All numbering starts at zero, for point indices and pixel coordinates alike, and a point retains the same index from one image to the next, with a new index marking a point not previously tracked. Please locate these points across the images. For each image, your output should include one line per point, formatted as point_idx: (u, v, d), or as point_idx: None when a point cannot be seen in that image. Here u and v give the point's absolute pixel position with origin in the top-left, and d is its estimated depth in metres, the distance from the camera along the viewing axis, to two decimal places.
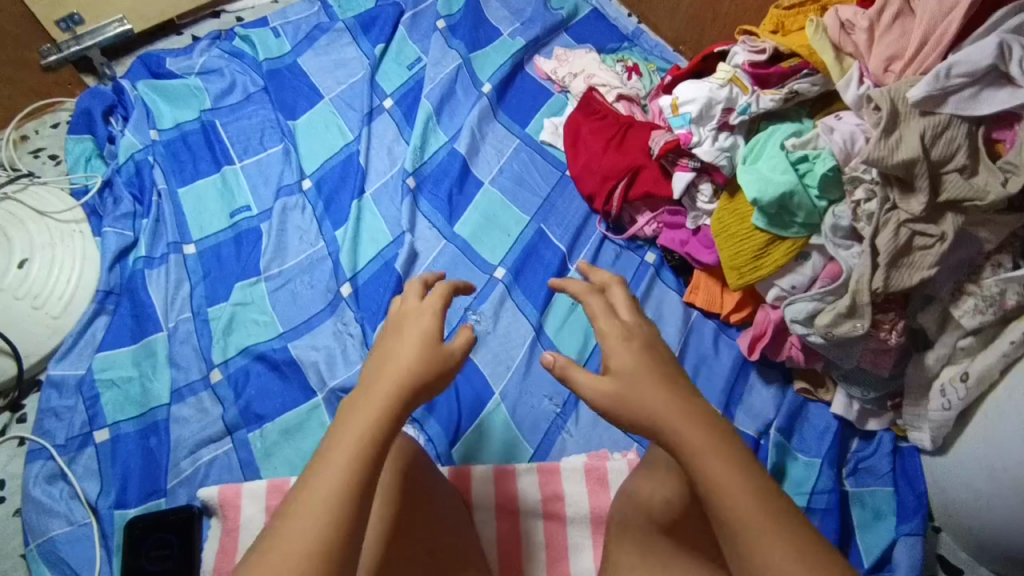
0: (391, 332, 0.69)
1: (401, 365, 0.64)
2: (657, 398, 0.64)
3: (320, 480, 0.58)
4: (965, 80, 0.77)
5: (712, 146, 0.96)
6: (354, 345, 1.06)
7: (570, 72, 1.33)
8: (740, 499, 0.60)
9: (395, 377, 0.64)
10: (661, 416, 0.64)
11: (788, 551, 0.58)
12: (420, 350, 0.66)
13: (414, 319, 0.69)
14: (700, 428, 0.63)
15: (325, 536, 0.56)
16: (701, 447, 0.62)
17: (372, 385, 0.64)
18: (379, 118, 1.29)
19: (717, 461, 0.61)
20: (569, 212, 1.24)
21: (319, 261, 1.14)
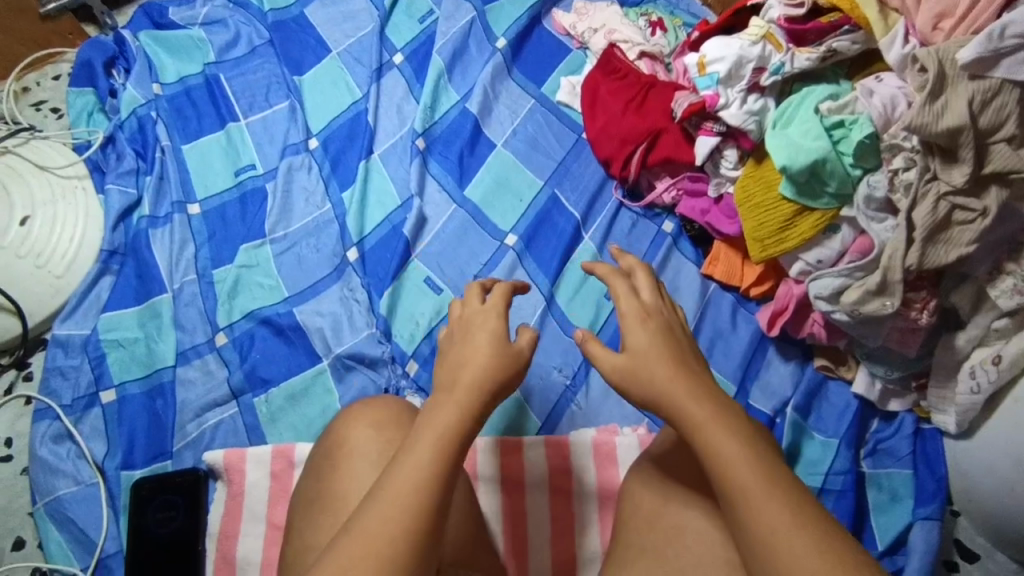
0: (459, 336, 0.71)
1: (474, 369, 0.67)
2: (661, 371, 0.65)
3: (400, 479, 0.59)
4: (1020, 41, 0.69)
5: (740, 109, 0.89)
6: (361, 311, 1.04)
7: (589, 27, 1.25)
8: (740, 468, 0.58)
9: (470, 380, 0.66)
10: (670, 391, 0.63)
11: (790, 520, 0.55)
12: (491, 349, 0.68)
13: (480, 323, 0.71)
14: (701, 400, 0.62)
15: (402, 533, 0.57)
16: (702, 417, 0.61)
17: (450, 389, 0.66)
18: (388, 74, 1.24)
19: (718, 430, 0.60)
20: (584, 176, 1.19)
21: (325, 224, 1.11)
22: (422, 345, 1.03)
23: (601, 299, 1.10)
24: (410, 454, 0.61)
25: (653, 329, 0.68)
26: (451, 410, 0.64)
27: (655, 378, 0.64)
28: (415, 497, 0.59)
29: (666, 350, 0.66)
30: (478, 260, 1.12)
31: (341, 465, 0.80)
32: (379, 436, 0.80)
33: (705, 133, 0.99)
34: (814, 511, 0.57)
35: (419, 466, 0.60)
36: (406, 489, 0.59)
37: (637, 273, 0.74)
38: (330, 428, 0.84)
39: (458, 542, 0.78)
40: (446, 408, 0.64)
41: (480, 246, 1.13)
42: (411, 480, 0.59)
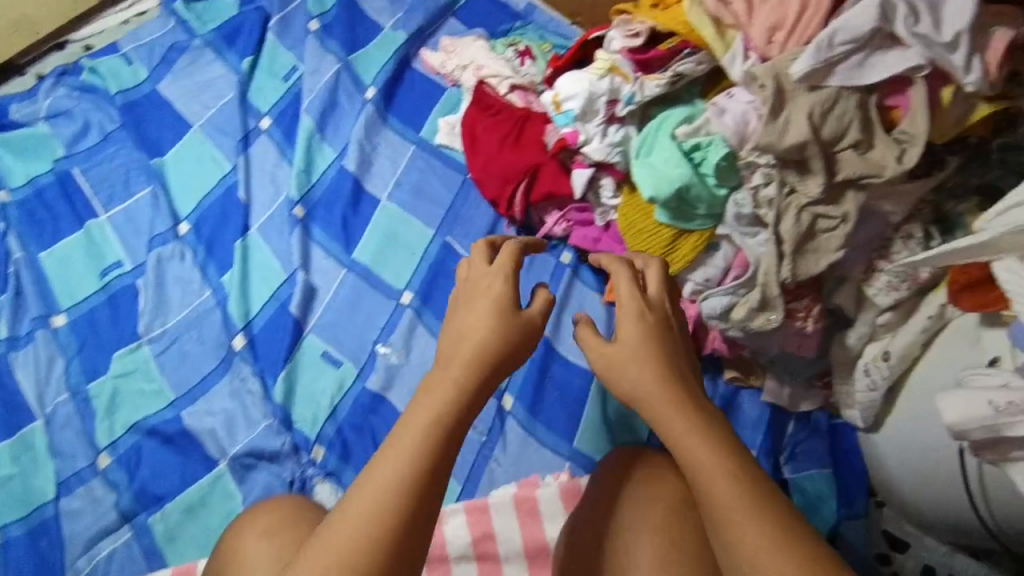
0: (463, 301, 0.72)
1: (476, 340, 0.67)
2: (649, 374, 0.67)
3: (388, 467, 0.59)
4: (851, 46, 0.71)
5: (602, 143, 0.89)
6: (255, 402, 0.99)
7: (459, 64, 1.21)
8: (718, 479, 0.60)
9: (471, 352, 0.66)
10: (653, 398, 0.66)
11: (764, 534, 0.57)
12: (490, 322, 0.68)
13: (485, 289, 0.71)
14: (684, 409, 0.64)
15: (383, 530, 0.57)
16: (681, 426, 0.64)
17: (449, 362, 0.66)
18: (256, 141, 1.18)
19: (698, 442, 0.62)
20: (475, 220, 1.15)
21: (206, 313, 1.05)
22: (326, 427, 0.98)
23: None
24: (406, 430, 0.62)
25: (637, 340, 0.69)
26: (449, 386, 0.64)
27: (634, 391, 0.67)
28: (403, 476, 0.59)
29: (654, 349, 0.68)
30: (375, 324, 1.07)
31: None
32: (270, 545, 0.75)
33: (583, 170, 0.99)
34: (790, 524, 0.58)
35: (407, 445, 0.60)
36: (394, 472, 0.59)
37: (650, 270, 0.75)
38: (223, 541, 0.80)
39: None
40: (441, 386, 0.64)
41: (376, 308, 1.08)
42: (393, 475, 0.59)
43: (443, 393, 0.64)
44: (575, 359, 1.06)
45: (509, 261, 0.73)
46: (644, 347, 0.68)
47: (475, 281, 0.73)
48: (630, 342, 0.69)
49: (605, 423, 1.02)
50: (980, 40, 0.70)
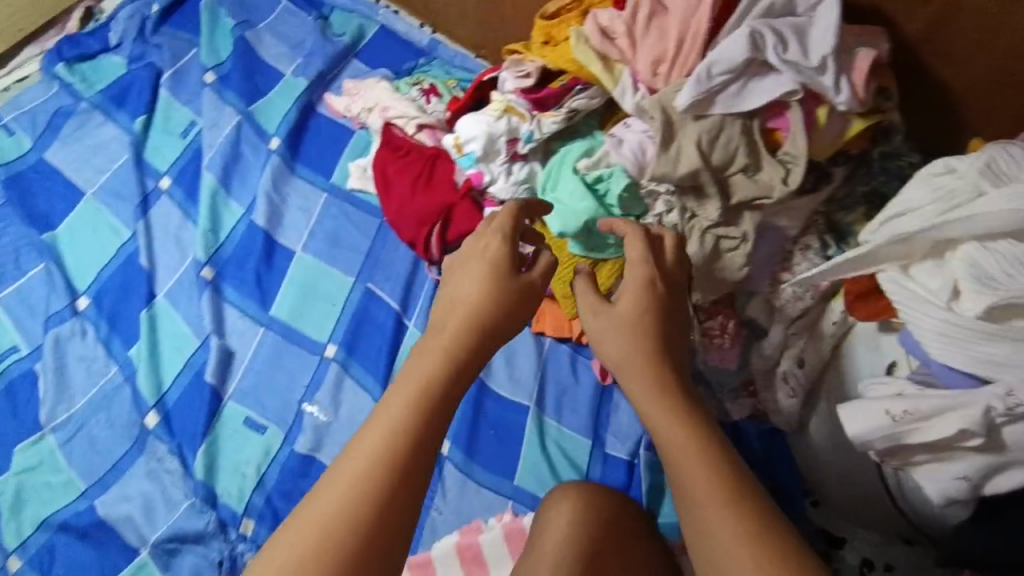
0: (459, 265, 0.67)
1: (468, 306, 0.63)
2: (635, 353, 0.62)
3: (362, 455, 0.54)
4: (728, 76, 0.75)
5: (507, 182, 0.89)
6: (174, 481, 0.94)
7: (364, 107, 1.20)
8: (696, 470, 0.55)
9: (463, 319, 0.62)
10: (632, 371, 0.62)
11: (741, 533, 0.52)
12: (484, 289, 0.63)
13: (483, 250, 0.66)
14: (662, 386, 0.60)
15: (348, 523, 0.51)
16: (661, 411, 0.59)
17: (439, 332, 0.62)
18: (156, 203, 1.13)
19: (676, 429, 0.57)
20: (395, 263, 1.13)
21: (114, 392, 0.99)
22: (254, 498, 0.94)
23: None
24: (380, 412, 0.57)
25: (626, 314, 0.64)
26: (434, 357, 0.59)
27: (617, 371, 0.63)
28: (373, 463, 0.53)
29: (646, 321, 0.64)
30: (299, 382, 1.03)
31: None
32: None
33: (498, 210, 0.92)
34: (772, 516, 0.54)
35: (382, 431, 0.55)
36: (366, 459, 0.54)
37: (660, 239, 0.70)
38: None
39: None
40: (426, 359, 0.59)
41: (299, 366, 1.04)
42: (361, 464, 0.54)
43: (426, 368, 0.59)
44: (508, 395, 1.06)
45: (507, 220, 0.68)
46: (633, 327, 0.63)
47: (474, 240, 0.68)
48: (626, 314, 0.64)
49: (544, 456, 1.01)
50: (844, 61, 0.74)
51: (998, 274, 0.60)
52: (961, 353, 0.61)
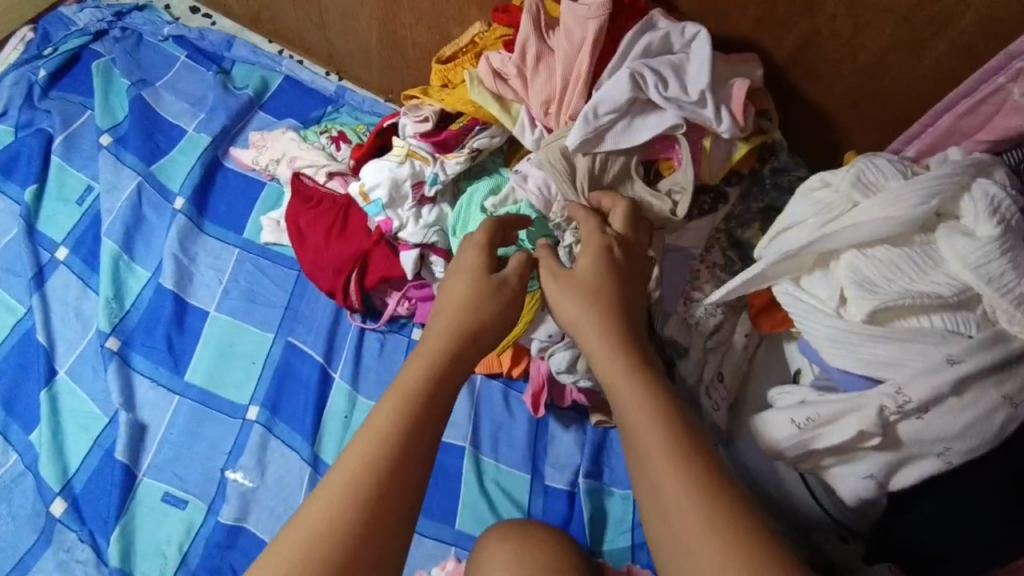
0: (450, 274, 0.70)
1: (453, 311, 0.65)
2: (593, 332, 0.62)
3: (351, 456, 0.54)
4: (613, 116, 0.78)
5: (417, 226, 0.88)
6: (87, 572, 0.87)
7: (272, 158, 1.18)
8: (650, 431, 0.54)
9: (446, 326, 0.63)
10: (597, 345, 0.61)
11: (694, 490, 0.51)
12: (470, 297, 0.65)
13: (466, 257, 0.69)
14: (624, 358, 0.59)
15: (329, 526, 0.51)
16: (615, 377, 0.58)
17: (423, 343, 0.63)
18: (53, 273, 1.07)
19: (635, 395, 0.56)
20: (316, 314, 1.10)
21: (17, 480, 0.92)
22: None
23: None
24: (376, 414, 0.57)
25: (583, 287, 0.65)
26: (419, 364, 0.60)
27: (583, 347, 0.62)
28: (364, 466, 0.53)
29: (609, 296, 0.64)
30: (220, 450, 0.98)
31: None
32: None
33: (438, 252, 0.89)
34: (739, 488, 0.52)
35: (373, 437, 0.55)
36: (361, 460, 0.54)
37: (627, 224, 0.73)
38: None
39: None
40: (411, 368, 0.60)
41: (219, 433, 0.99)
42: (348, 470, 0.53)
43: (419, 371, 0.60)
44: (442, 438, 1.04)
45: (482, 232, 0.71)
46: (588, 292, 0.64)
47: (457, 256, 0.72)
48: (583, 288, 0.65)
49: (483, 496, 1.00)
50: (722, 91, 0.78)
51: (879, 279, 0.63)
52: (852, 357, 0.63)
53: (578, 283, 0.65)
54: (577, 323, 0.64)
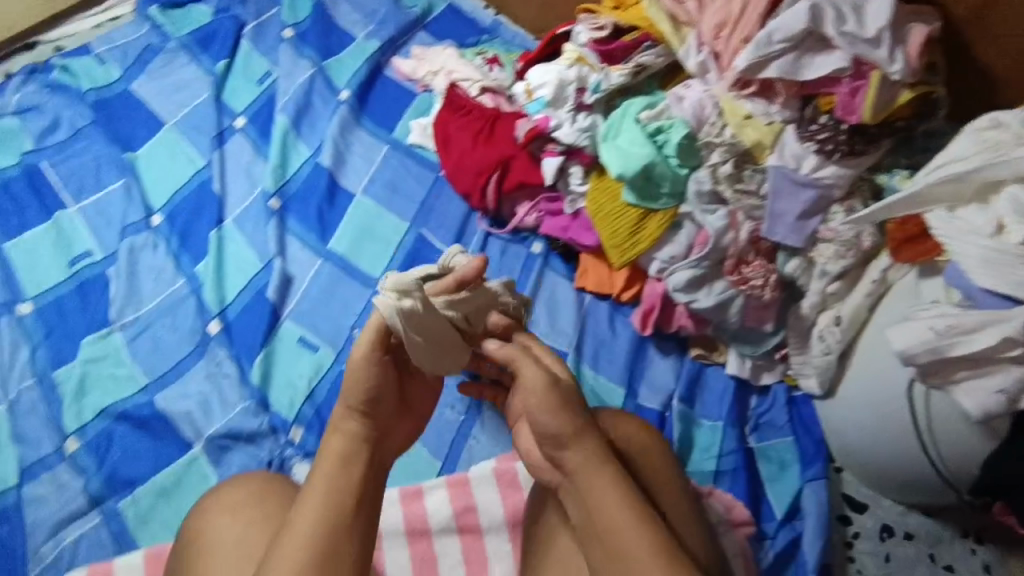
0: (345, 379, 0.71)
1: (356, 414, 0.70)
2: (581, 449, 0.69)
3: (284, 557, 0.63)
4: (786, 44, 0.83)
5: (571, 128, 0.95)
6: (231, 385, 1.00)
7: (430, 70, 1.27)
8: (636, 537, 0.64)
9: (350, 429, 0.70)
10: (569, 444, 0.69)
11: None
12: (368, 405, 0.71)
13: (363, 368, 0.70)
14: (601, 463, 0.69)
15: None
16: (601, 485, 0.67)
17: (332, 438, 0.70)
18: (231, 139, 1.20)
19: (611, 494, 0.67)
20: (448, 213, 1.19)
21: (179, 302, 1.05)
22: (304, 408, 0.99)
23: None
24: (308, 521, 0.65)
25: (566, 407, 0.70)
26: (329, 468, 0.68)
27: (567, 457, 0.70)
28: (312, 549, 0.63)
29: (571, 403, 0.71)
30: (352, 311, 1.08)
31: (195, 567, 0.74)
32: (235, 522, 0.76)
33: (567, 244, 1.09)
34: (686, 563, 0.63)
35: (309, 532, 0.64)
36: (304, 540, 0.63)
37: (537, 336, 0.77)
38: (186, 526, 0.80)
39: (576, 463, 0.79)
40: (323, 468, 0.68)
41: (352, 297, 1.10)
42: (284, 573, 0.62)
43: (335, 482, 0.67)
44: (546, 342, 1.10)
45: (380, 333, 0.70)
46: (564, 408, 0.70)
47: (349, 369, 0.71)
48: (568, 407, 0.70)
49: None
50: (899, 35, 0.81)
51: None
52: (994, 277, 0.69)
53: (553, 406, 0.70)
54: (566, 436, 0.69)
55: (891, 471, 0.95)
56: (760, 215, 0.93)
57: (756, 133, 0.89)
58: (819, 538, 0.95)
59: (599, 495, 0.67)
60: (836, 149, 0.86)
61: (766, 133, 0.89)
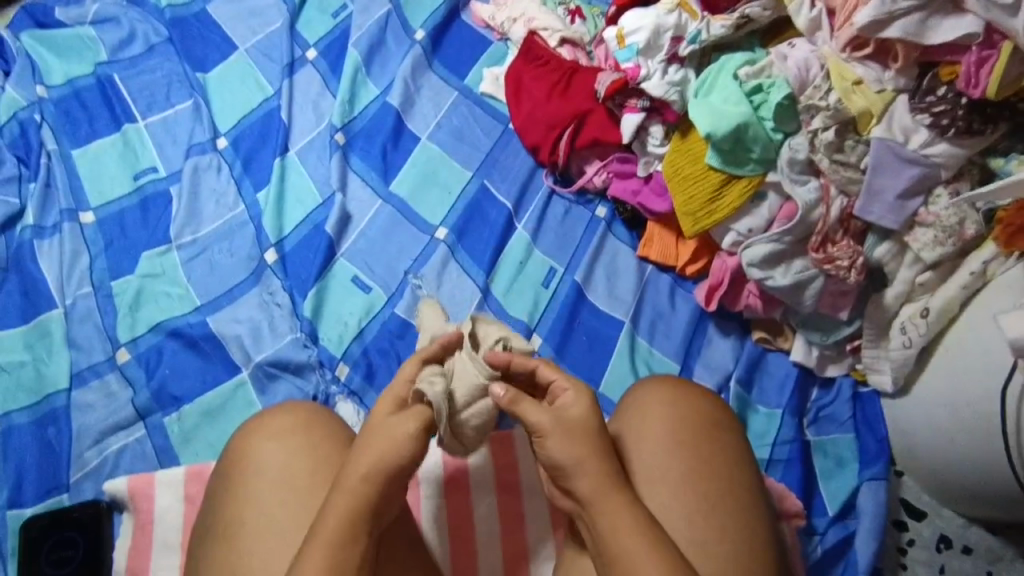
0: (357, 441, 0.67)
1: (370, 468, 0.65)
2: (597, 473, 0.66)
3: None
4: (912, 3, 0.79)
5: (661, 80, 0.97)
6: (282, 316, 0.98)
7: (509, 17, 1.22)
8: (646, 562, 0.61)
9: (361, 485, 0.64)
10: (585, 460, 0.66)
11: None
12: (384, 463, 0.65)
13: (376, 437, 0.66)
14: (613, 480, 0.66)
15: None
16: (612, 511, 0.64)
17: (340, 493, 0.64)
18: (301, 70, 1.17)
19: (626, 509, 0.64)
20: (513, 166, 1.13)
21: (238, 227, 1.04)
22: (352, 347, 0.97)
23: (539, 288, 1.04)
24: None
25: (580, 436, 0.67)
26: (334, 520, 0.63)
27: (579, 485, 0.66)
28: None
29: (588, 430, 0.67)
30: (407, 256, 1.05)
31: (238, 487, 0.71)
32: (283, 449, 0.72)
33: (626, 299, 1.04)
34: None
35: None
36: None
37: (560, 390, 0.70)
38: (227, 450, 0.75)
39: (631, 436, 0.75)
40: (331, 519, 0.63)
41: (409, 241, 1.06)
42: None
43: (336, 536, 0.62)
44: (604, 308, 1.04)
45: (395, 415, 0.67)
46: (572, 439, 0.67)
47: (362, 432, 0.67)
48: (581, 438, 0.67)
49: (632, 374, 0.99)
50: None
51: None
52: None
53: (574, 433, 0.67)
54: (576, 465, 0.66)
55: (957, 474, 0.89)
56: (854, 191, 0.89)
57: (864, 101, 0.86)
58: (873, 539, 0.91)
59: (612, 521, 0.64)
60: (951, 125, 0.82)
61: (876, 102, 0.86)
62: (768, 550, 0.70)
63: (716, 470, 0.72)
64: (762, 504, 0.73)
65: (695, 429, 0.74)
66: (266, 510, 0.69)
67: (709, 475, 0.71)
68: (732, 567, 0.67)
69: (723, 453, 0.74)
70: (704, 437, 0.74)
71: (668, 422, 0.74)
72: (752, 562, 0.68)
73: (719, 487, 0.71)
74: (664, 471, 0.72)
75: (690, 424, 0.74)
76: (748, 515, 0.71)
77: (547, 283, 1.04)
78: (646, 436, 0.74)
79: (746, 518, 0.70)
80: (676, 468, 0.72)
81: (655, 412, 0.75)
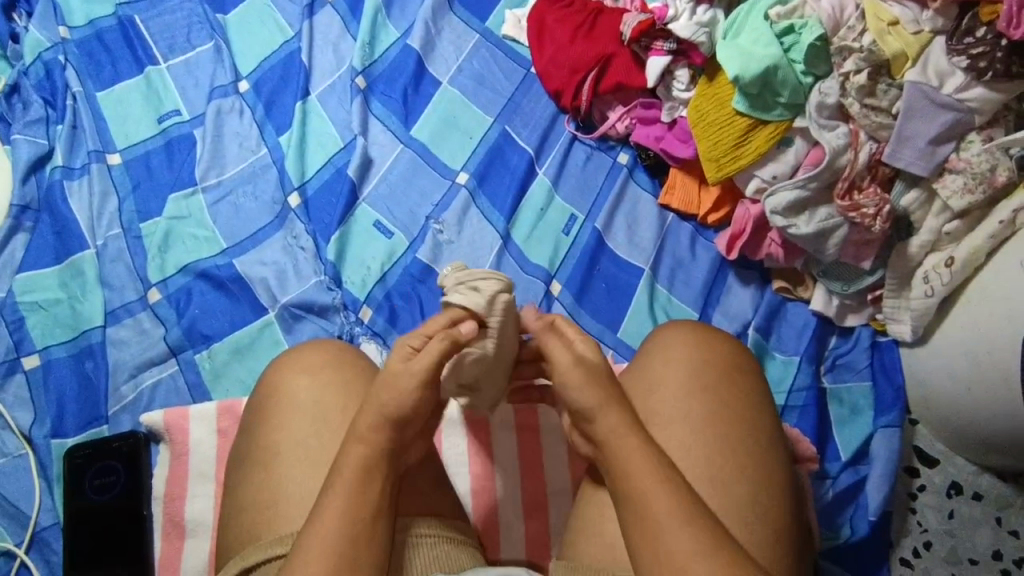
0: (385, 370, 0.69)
1: (392, 400, 0.67)
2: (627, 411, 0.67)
3: (326, 514, 0.62)
4: None
5: (690, 22, 0.97)
6: (306, 259, 1.00)
7: None
8: (666, 496, 0.62)
9: (381, 412, 0.66)
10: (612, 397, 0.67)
11: (700, 551, 0.60)
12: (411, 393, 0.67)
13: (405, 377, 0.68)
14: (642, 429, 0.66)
15: (323, 558, 0.60)
16: (637, 449, 0.65)
17: (364, 415, 0.67)
18: (321, 11, 1.15)
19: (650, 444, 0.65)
20: (536, 111, 1.12)
21: (262, 170, 1.05)
22: (374, 291, 0.99)
23: (559, 236, 1.04)
24: (336, 527, 0.62)
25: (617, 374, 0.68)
26: (360, 447, 0.65)
27: (596, 427, 0.68)
28: (341, 553, 0.61)
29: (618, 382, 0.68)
30: (430, 200, 1.05)
31: (272, 418, 0.74)
32: (313, 383, 0.75)
33: (653, 246, 1.05)
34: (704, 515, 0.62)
35: (332, 537, 0.61)
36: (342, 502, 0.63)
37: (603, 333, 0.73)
38: (260, 383, 0.78)
39: (656, 373, 0.76)
40: (353, 447, 0.65)
41: (431, 186, 1.06)
42: (326, 533, 0.61)
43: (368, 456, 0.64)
44: (624, 256, 1.04)
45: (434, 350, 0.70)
46: (594, 389, 0.69)
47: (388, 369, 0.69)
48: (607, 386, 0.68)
49: (651, 321, 1.00)
50: None
51: None
52: None
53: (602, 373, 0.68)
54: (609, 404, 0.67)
55: (971, 427, 0.91)
56: (885, 136, 0.88)
57: (900, 42, 0.85)
58: (884, 484, 0.92)
59: (636, 461, 0.65)
60: (989, 68, 0.80)
61: (913, 43, 0.84)
62: (785, 490, 0.72)
63: (738, 412, 0.73)
64: (780, 448, 0.74)
65: (718, 372, 0.75)
66: (302, 440, 0.72)
67: (730, 417, 0.73)
68: (751, 505, 0.69)
69: (748, 398, 0.75)
70: (727, 380, 0.75)
71: (692, 364, 0.76)
72: (768, 502, 0.70)
73: (740, 429, 0.72)
74: (688, 413, 0.73)
75: (713, 368, 0.76)
76: (767, 456, 0.72)
77: (567, 230, 1.05)
78: (670, 376, 0.75)
79: (765, 459, 0.72)
80: (698, 410, 0.73)
81: (680, 352, 0.77)
